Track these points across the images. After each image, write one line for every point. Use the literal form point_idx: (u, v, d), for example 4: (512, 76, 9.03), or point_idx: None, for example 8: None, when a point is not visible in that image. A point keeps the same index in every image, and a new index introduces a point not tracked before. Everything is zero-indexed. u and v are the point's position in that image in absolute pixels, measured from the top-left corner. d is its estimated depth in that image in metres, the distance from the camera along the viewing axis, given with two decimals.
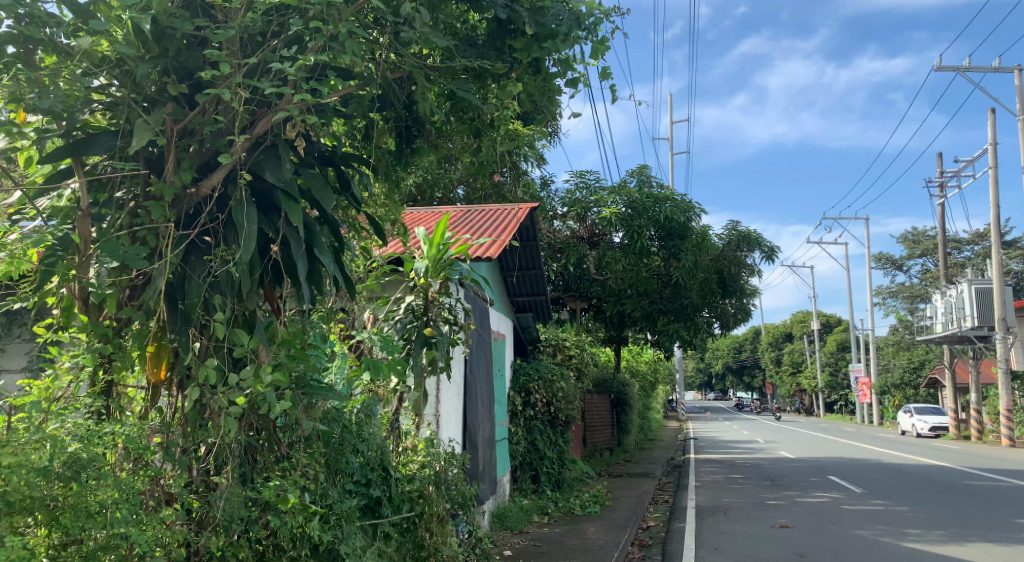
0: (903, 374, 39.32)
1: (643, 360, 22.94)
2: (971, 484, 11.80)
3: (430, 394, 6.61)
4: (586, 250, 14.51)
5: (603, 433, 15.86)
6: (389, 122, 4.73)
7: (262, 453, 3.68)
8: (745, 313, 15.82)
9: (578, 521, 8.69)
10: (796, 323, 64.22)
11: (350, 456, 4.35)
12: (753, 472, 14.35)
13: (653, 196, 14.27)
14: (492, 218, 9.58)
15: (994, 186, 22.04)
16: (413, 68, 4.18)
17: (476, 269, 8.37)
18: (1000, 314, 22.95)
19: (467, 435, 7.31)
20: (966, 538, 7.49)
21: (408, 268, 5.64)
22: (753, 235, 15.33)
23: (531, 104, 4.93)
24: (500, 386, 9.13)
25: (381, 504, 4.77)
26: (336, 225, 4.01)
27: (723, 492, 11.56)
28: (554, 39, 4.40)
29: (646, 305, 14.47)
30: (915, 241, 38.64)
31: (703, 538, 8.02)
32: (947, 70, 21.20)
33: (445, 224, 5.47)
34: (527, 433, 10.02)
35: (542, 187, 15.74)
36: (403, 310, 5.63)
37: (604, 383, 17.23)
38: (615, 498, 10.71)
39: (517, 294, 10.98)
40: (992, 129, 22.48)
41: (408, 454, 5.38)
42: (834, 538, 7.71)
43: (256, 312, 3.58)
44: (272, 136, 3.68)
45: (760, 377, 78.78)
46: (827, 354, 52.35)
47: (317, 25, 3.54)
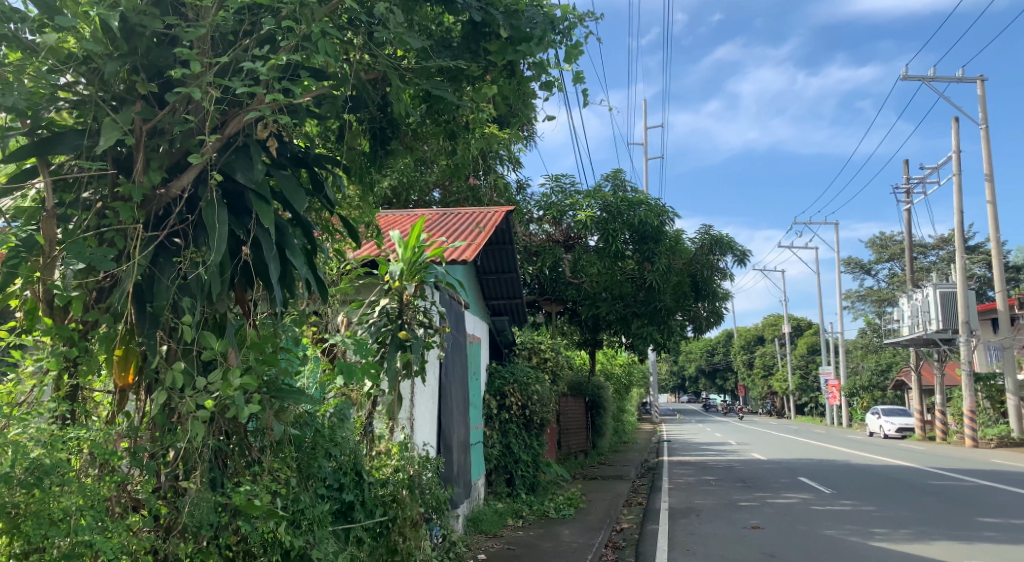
0: (871, 377, 40.05)
1: (617, 362, 23.07)
2: (936, 484, 12.05)
3: (404, 398, 6.58)
4: (561, 253, 14.55)
5: (578, 436, 15.90)
6: (364, 123, 4.70)
7: (232, 458, 3.63)
8: (716, 316, 16.06)
9: (553, 524, 8.69)
10: (767, 327, 65.11)
11: (322, 460, 4.31)
12: (725, 473, 14.50)
13: (627, 200, 14.39)
14: (467, 221, 9.57)
15: (958, 193, 22.59)
16: (387, 69, 4.17)
17: (451, 271, 8.34)
18: (964, 317, 23.50)
19: (441, 439, 7.27)
20: (931, 537, 7.66)
21: (383, 270, 5.61)
22: (726, 239, 15.51)
23: (506, 107, 4.94)
24: (474, 390, 9.10)
25: (354, 509, 4.76)
26: (308, 227, 3.97)
27: (696, 494, 11.65)
28: (528, 42, 4.41)
29: (620, 308, 14.56)
30: (883, 246, 39.47)
31: (676, 540, 8.07)
32: (913, 79, 21.73)
33: (420, 227, 5.45)
34: (502, 436, 10.01)
35: (518, 190, 15.77)
36: (378, 312, 5.60)
37: (578, 385, 17.28)
38: (589, 501, 10.74)
39: (493, 297, 10.99)
40: (956, 136, 23.05)
41: (382, 458, 5.36)
42: (803, 538, 7.81)
43: (226, 314, 3.54)
44: (243, 137, 3.63)
45: (732, 380, 79.73)
46: (797, 357, 53.11)
47: (290, 25, 3.52)
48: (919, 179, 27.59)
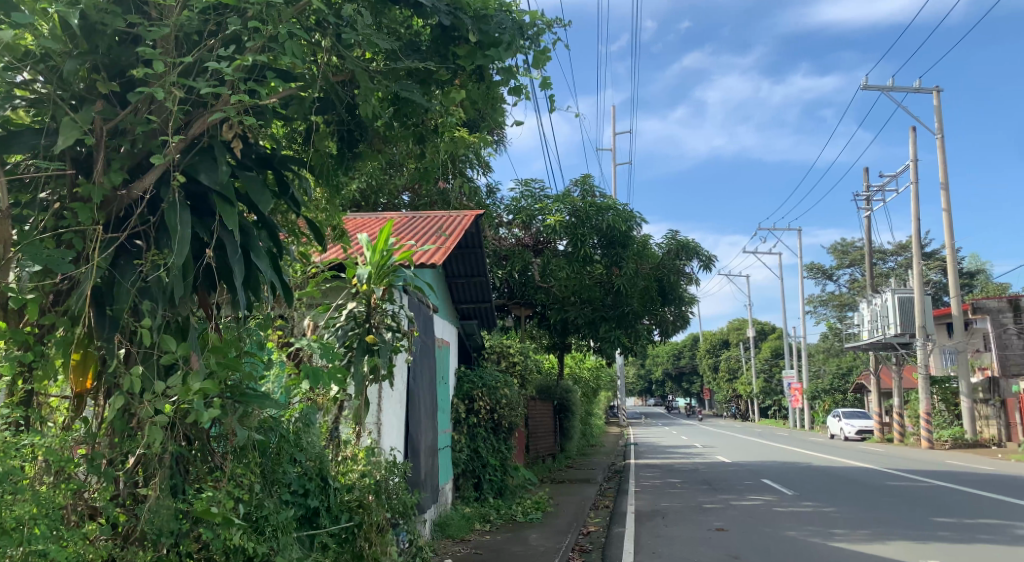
0: (833, 380, 40.96)
1: (586, 366, 23.18)
2: (894, 485, 12.37)
3: (371, 402, 6.54)
4: (530, 257, 14.58)
5: (546, 440, 15.94)
6: (332, 126, 4.68)
7: (194, 464, 3.58)
8: (683, 320, 16.11)
9: (520, 529, 8.70)
10: (732, 331, 66.10)
11: (286, 465, 4.28)
12: (690, 476, 14.67)
13: (595, 205, 14.53)
14: (436, 225, 9.54)
15: (915, 200, 23.24)
16: (356, 71, 4.14)
17: (420, 275, 8.31)
18: (920, 321, 24.17)
19: (409, 444, 7.23)
20: (888, 537, 7.86)
21: (350, 274, 5.57)
22: (692, 245, 15.75)
23: (475, 111, 4.96)
24: (443, 394, 9.08)
25: (319, 515, 4.72)
26: (274, 229, 3.92)
27: (662, 497, 11.78)
28: (497, 47, 4.43)
29: (589, 312, 14.66)
30: (844, 252, 40.38)
31: (642, 542, 8.15)
32: (872, 89, 22.33)
33: (388, 230, 5.42)
34: (470, 440, 10.00)
35: (487, 194, 15.77)
36: (345, 316, 5.55)
37: (547, 389, 17.30)
38: (557, 504, 10.79)
39: (463, 301, 10.99)
40: (913, 145, 23.73)
41: (348, 463, 5.31)
42: (766, 540, 7.96)
43: (189, 318, 3.48)
44: (207, 138, 3.58)
45: (698, 383, 80.71)
46: (761, 361, 53.96)
47: (256, 25, 3.48)
48: (878, 186, 28.31)
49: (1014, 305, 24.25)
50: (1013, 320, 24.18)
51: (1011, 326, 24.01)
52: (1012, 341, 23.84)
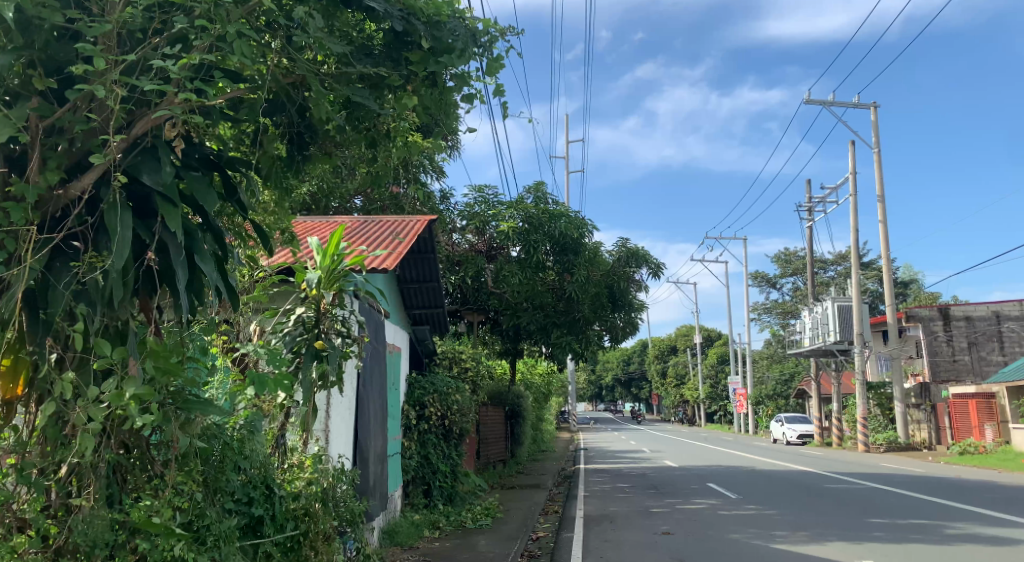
0: (776, 386, 42.12)
1: (537, 372, 23.30)
2: (833, 487, 12.78)
3: (319, 409, 6.44)
4: (483, 263, 14.59)
5: (497, 446, 15.94)
6: (281, 128, 4.62)
7: (132, 473, 3.48)
8: (633, 326, 16.36)
9: (469, 535, 8.68)
10: (680, 337, 67.39)
11: (230, 474, 4.19)
12: (638, 481, 14.88)
13: (548, 212, 14.69)
14: (389, 230, 9.48)
15: (855, 212, 24.14)
16: (306, 74, 4.10)
17: (371, 280, 8.24)
18: (858, 329, 24.92)
19: (358, 450, 7.14)
20: (826, 538, 8.14)
21: (299, 278, 5.49)
22: (641, 252, 16.01)
23: (428, 116, 4.96)
24: (393, 400, 9.01)
25: (263, 523, 4.60)
26: (220, 232, 3.84)
27: (610, 501, 11.92)
28: (450, 53, 4.46)
29: (541, 318, 14.67)
30: (787, 261, 41.62)
31: (590, 547, 8.24)
32: (814, 104, 23.14)
33: (339, 235, 5.34)
34: (420, 447, 9.94)
35: (440, 200, 15.74)
36: (293, 322, 5.46)
37: (499, 395, 17.36)
38: (506, 510, 10.80)
39: (415, 306, 10.93)
40: (853, 159, 24.66)
41: (295, 471, 5.20)
42: (710, 542, 8.13)
43: (129, 322, 3.38)
44: (151, 138, 3.49)
45: (647, 388, 81.91)
46: (708, 367, 55.15)
47: (203, 24, 3.42)
48: (819, 198, 29.29)
49: (945, 314, 25.99)
50: (943, 328, 25.98)
51: (941, 334, 25.76)
52: (942, 348, 25.68)
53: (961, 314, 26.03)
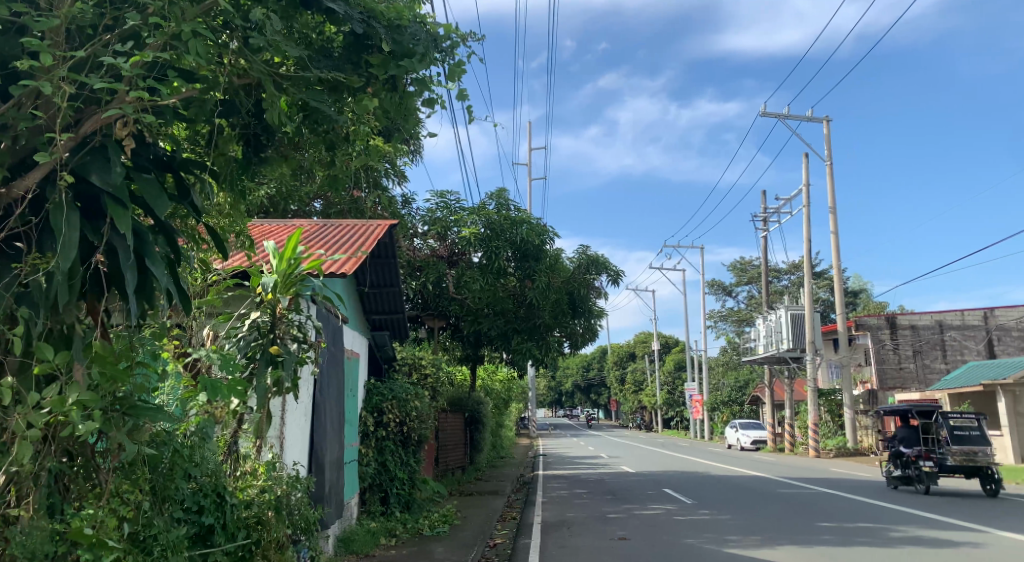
0: (731, 392, 42.88)
1: (497, 378, 23.27)
2: (784, 492, 13.08)
3: (274, 415, 6.34)
4: (444, 268, 14.53)
5: (456, 453, 15.86)
6: (237, 129, 4.55)
7: (75, 481, 3.38)
8: (592, 332, 16.48)
9: (426, 543, 8.63)
10: (638, 344, 68.16)
11: (180, 482, 4.09)
12: (596, 486, 14.99)
13: (510, 218, 14.73)
14: (348, 234, 9.39)
15: (808, 223, 24.79)
16: (262, 76, 4.06)
17: (329, 284, 8.12)
18: (810, 337, 25.55)
19: (313, 457, 7.04)
20: (777, 542, 8.32)
21: (255, 283, 5.38)
22: (601, 259, 16.19)
23: (388, 120, 4.93)
24: (351, 407, 8.92)
25: (213, 532, 4.48)
26: (173, 235, 3.75)
27: (568, 507, 11.98)
28: (410, 57, 4.45)
29: (502, 324, 14.71)
30: (742, 270, 42.51)
31: (547, 553, 8.27)
32: (770, 116, 23.71)
33: (297, 238, 5.24)
34: (377, 454, 9.86)
35: (402, 205, 15.63)
36: (247, 326, 5.36)
37: (458, 401, 17.25)
38: (464, 517, 10.77)
39: (374, 311, 10.82)
40: (806, 171, 25.33)
41: (247, 479, 5.11)
42: (665, 548, 8.22)
43: (74, 326, 3.28)
44: (100, 137, 3.40)
45: (606, 394, 82.55)
46: (665, 373, 55.89)
47: (157, 22, 3.35)
48: (774, 209, 30.01)
49: (892, 323, 26.88)
50: (889, 336, 26.88)
51: (888, 342, 26.77)
52: (889, 356, 26.67)
53: (907, 322, 26.99)
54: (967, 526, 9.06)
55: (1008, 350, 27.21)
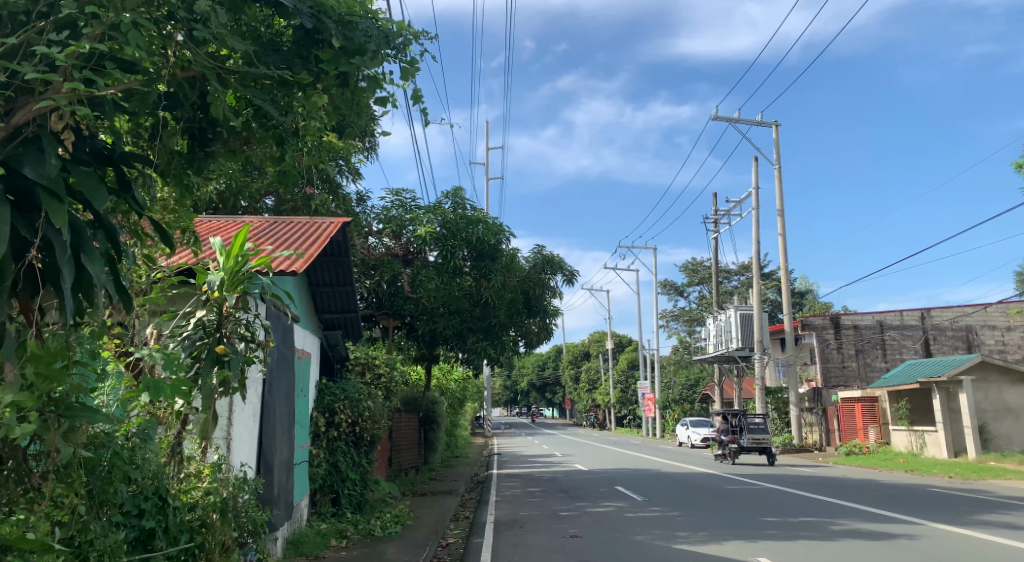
0: (682, 391, 43.68)
1: (452, 377, 23.19)
2: (732, 488, 13.34)
3: (221, 416, 6.21)
4: (400, 267, 14.42)
5: (409, 452, 15.76)
6: (182, 122, 4.45)
7: (5, 486, 3.23)
8: (547, 331, 16.61)
9: (377, 543, 8.56)
10: (593, 342, 68.91)
11: (120, 485, 3.98)
12: (548, 485, 15.07)
13: (466, 217, 14.67)
14: (300, 231, 9.24)
15: (757, 225, 25.40)
16: (206, 69, 3.99)
17: (279, 282, 7.97)
18: (759, 336, 26.18)
19: (262, 459, 6.90)
20: (723, 537, 8.51)
21: (201, 280, 5.23)
22: (556, 259, 16.27)
23: (340, 116, 4.87)
24: (302, 407, 8.77)
25: (154, 536, 4.34)
26: (113, 230, 3.64)
27: (521, 506, 12.04)
28: (362, 54, 4.41)
29: (457, 323, 14.68)
30: (694, 271, 43.36)
31: (498, 552, 8.28)
32: (721, 120, 24.17)
33: (244, 235, 5.11)
34: (329, 455, 9.74)
35: (357, 202, 15.43)
36: (193, 325, 5.23)
37: (413, 401, 17.15)
38: (416, 517, 10.70)
39: (327, 311, 10.66)
40: (756, 174, 25.96)
41: (191, 481, 4.98)
42: (616, 545, 8.31)
43: (5, 324, 3.16)
44: (35, 128, 3.28)
45: (560, 393, 83.18)
46: (619, 372, 56.73)
47: (95, 12, 3.25)
48: (725, 211, 30.67)
49: (836, 323, 27.76)
50: (834, 336, 27.76)
51: (832, 342, 27.67)
52: (833, 355, 27.60)
53: (851, 322, 27.91)
54: (903, 519, 9.43)
55: (943, 349, 28.42)
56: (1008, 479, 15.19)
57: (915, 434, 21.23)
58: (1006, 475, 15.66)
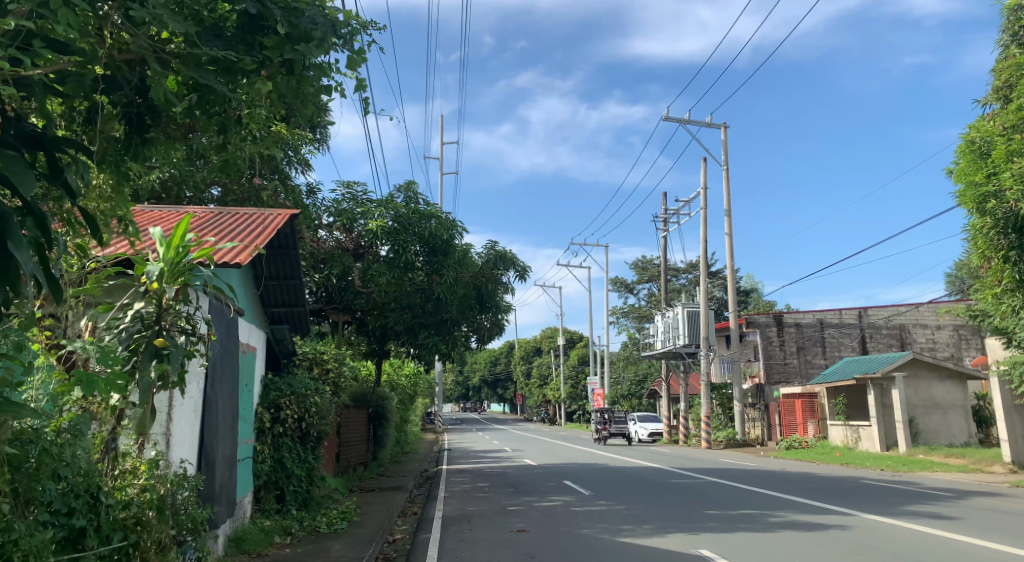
0: (631, 386, 44.47)
1: (404, 372, 23.07)
2: (676, 482, 13.59)
3: (160, 411, 6.03)
4: (350, 261, 14.20)
5: (358, 448, 15.60)
6: (118, 107, 4.29)
7: None
8: (499, 327, 16.65)
9: (322, 540, 8.46)
10: (545, 339, 69.41)
11: (48, 482, 3.83)
12: (498, 480, 15.13)
13: (419, 211, 14.52)
14: (246, 222, 9.01)
15: (705, 224, 25.94)
16: (145, 50, 3.90)
17: (222, 274, 7.76)
18: (705, 334, 26.76)
19: (203, 455, 6.72)
20: (666, 530, 8.69)
21: (139, 270, 5.07)
22: (509, 255, 16.31)
23: (285, 104, 4.78)
24: (246, 402, 8.58)
25: (85, 535, 4.17)
26: (43, 217, 3.46)
27: (470, 501, 12.05)
28: (308, 42, 4.37)
29: (409, 318, 14.61)
30: (644, 268, 44.09)
31: (446, 547, 8.26)
32: (672, 121, 24.53)
33: (186, 225, 4.97)
34: (274, 451, 9.55)
35: (307, 194, 15.12)
36: (130, 317, 5.02)
37: (362, 397, 16.99)
38: (364, 513, 10.62)
39: (273, 304, 10.43)
40: (704, 175, 26.51)
41: (126, 478, 4.80)
42: (562, 538, 8.38)
43: None
44: None
45: (512, 388, 83.48)
46: (570, 368, 57.42)
47: None
48: (674, 210, 31.17)
49: (779, 321, 28.64)
50: (776, 333, 28.65)
51: (775, 339, 28.53)
52: (775, 351, 28.49)
53: (793, 320, 28.83)
54: (836, 510, 9.79)
55: (878, 346, 29.60)
56: (935, 471, 15.92)
57: (850, 428, 22.05)
58: (933, 467, 16.43)
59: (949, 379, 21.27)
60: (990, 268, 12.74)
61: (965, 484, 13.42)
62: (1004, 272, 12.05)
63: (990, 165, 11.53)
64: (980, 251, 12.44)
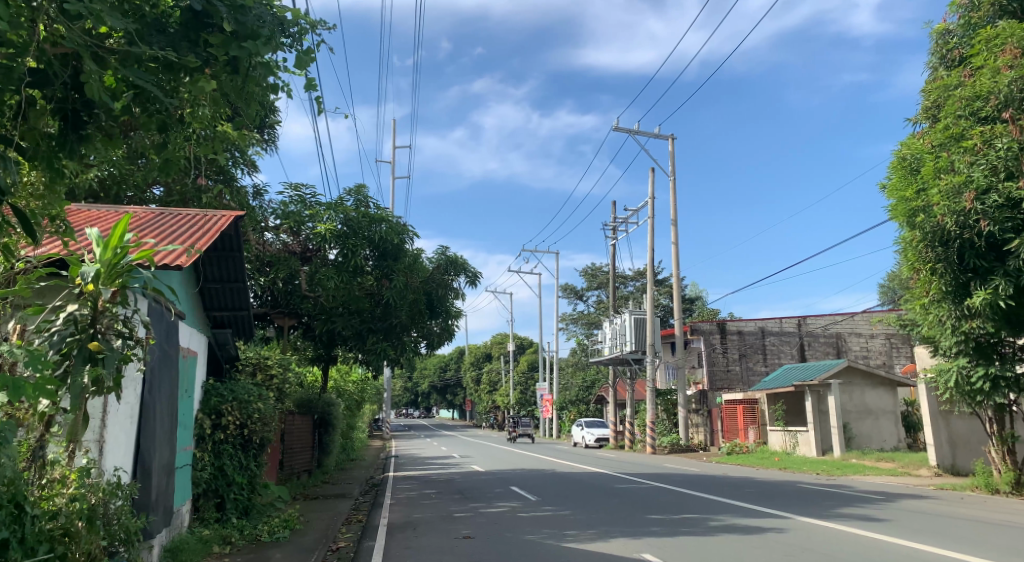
0: (579, 392, 44.93)
1: (350, 378, 22.81)
2: (622, 487, 13.76)
3: (93, 417, 5.80)
4: (297, 265, 13.96)
5: (302, 456, 15.29)
6: (51, 103, 4.10)
7: None
8: (449, 333, 16.57)
9: (263, 549, 8.27)
10: (495, 345, 69.53)
11: None
12: (444, 486, 15.04)
13: (369, 215, 14.39)
14: (189, 224, 8.79)
15: (653, 233, 26.42)
16: (80, 46, 3.78)
17: (162, 276, 7.54)
18: (651, 340, 27.21)
19: (138, 462, 6.50)
20: (611, 534, 8.79)
21: (73, 272, 4.87)
22: (459, 261, 16.35)
23: (230, 103, 4.71)
24: (186, 409, 8.35)
25: (9, 547, 3.94)
26: None
27: (416, 508, 11.94)
28: (255, 39, 4.30)
29: (357, 323, 14.45)
30: (593, 275, 44.64)
31: (390, 554, 8.19)
32: (621, 131, 24.91)
33: (124, 225, 4.82)
34: (214, 458, 9.27)
35: (253, 195, 14.78)
36: (63, 319, 4.81)
37: (307, 403, 16.67)
38: (307, 522, 10.44)
39: (216, 308, 10.17)
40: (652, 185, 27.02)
41: (53, 488, 4.61)
42: (507, 545, 8.40)
43: None
44: None
45: (461, 394, 83.30)
46: (519, 374, 57.71)
47: None
48: (623, 219, 31.63)
49: (722, 329, 29.36)
50: (720, 341, 29.36)
51: (719, 347, 29.23)
52: (718, 359, 29.14)
53: (735, 328, 29.62)
54: (774, 513, 10.07)
55: (816, 354, 30.60)
56: (867, 474, 16.54)
57: (789, 434, 22.68)
58: (866, 471, 17.06)
59: (881, 385, 22.14)
60: (918, 278, 13.37)
61: (895, 487, 13.96)
62: (931, 283, 12.65)
63: (919, 182, 12.10)
64: (909, 263, 13.08)
